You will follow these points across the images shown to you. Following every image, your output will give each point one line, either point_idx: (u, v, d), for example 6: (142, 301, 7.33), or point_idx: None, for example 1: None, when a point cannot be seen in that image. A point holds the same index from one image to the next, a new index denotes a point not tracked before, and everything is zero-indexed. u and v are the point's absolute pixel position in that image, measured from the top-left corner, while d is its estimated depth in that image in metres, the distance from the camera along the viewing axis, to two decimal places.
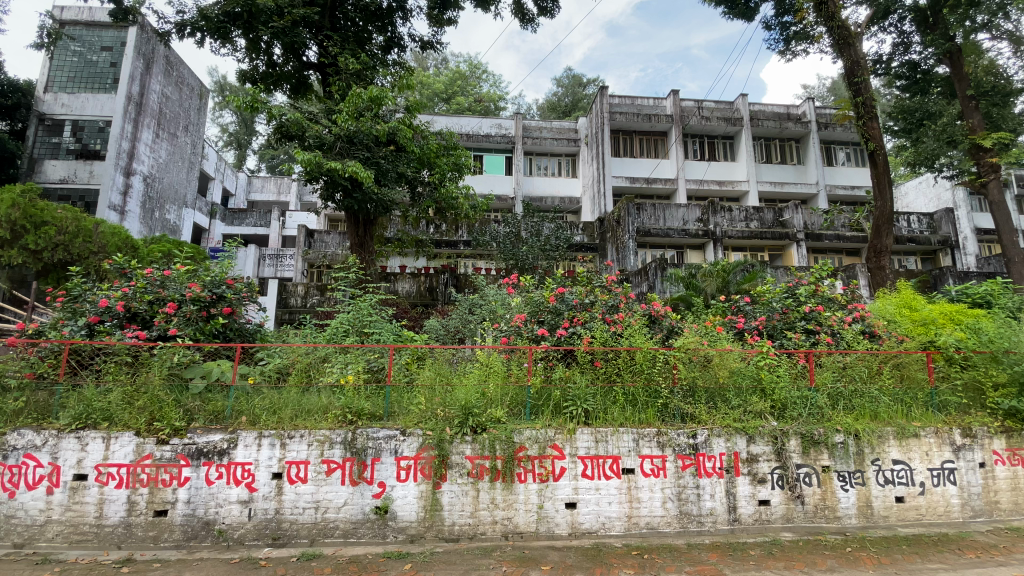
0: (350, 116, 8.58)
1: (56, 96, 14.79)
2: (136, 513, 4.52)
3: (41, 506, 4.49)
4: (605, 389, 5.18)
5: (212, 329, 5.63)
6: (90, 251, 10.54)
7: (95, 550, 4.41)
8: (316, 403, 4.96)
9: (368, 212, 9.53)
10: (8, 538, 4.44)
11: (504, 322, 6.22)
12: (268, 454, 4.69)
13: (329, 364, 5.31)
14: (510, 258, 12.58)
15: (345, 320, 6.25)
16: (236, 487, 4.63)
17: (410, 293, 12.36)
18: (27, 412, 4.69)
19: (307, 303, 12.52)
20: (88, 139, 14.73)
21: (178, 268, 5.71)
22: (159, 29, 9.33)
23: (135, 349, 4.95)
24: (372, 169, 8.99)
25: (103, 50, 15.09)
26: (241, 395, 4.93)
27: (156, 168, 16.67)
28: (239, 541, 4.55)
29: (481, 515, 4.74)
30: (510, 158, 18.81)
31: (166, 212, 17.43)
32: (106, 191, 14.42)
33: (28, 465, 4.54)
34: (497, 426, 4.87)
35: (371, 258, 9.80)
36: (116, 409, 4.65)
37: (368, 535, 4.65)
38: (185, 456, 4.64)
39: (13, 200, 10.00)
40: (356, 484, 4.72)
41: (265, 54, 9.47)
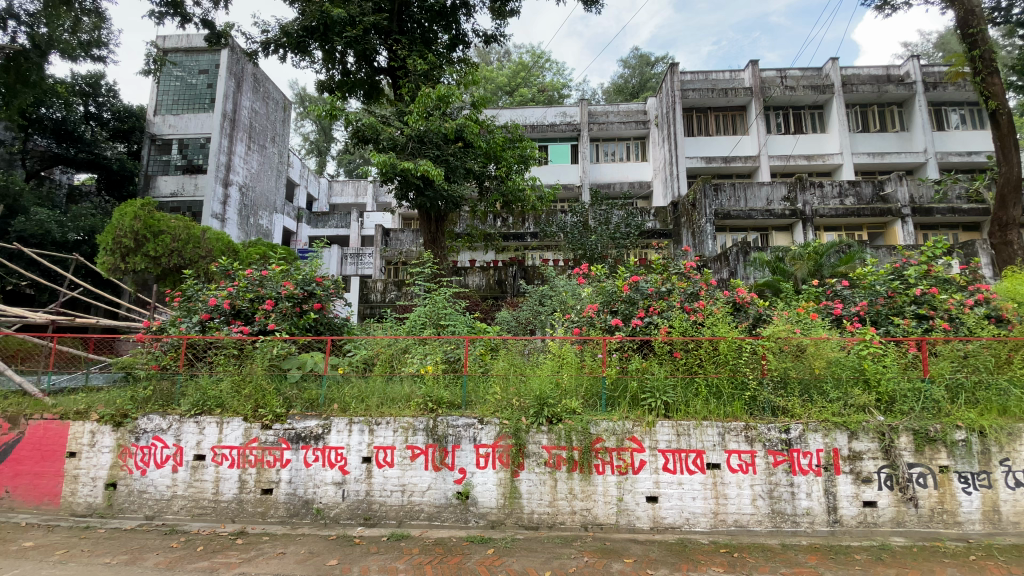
0: (420, 116, 8.84)
1: (165, 118, 16.53)
2: (246, 491, 4.99)
3: (168, 483, 5.07)
4: (686, 381, 4.94)
5: (305, 324, 6.15)
6: (200, 255, 11.80)
7: (214, 522, 4.93)
8: (399, 391, 5.22)
9: (439, 209, 9.80)
10: (141, 510, 5.06)
11: (577, 312, 6.17)
12: (358, 439, 4.99)
13: (410, 355, 5.55)
14: (579, 247, 12.40)
15: (422, 313, 6.52)
16: (330, 469, 4.97)
17: (480, 286, 12.60)
18: (154, 399, 5.31)
19: (386, 299, 13.14)
20: (192, 155, 16.35)
21: (274, 269, 6.25)
22: (247, 50, 10.11)
23: (241, 342, 5.47)
24: (442, 166, 9.20)
25: (200, 73, 16.67)
26: (333, 384, 5.28)
27: (249, 178, 18.22)
28: (335, 519, 4.89)
29: (560, 504, 4.75)
30: (576, 146, 18.54)
31: (259, 218, 19.04)
32: (209, 201, 16.00)
33: (156, 446, 5.13)
34: (573, 417, 4.84)
35: (444, 253, 10.09)
36: (226, 396, 5.15)
37: (451, 519, 4.82)
38: (286, 440, 5.04)
39: (135, 213, 11.35)
40: (438, 470, 4.90)
41: (340, 63, 9.98)
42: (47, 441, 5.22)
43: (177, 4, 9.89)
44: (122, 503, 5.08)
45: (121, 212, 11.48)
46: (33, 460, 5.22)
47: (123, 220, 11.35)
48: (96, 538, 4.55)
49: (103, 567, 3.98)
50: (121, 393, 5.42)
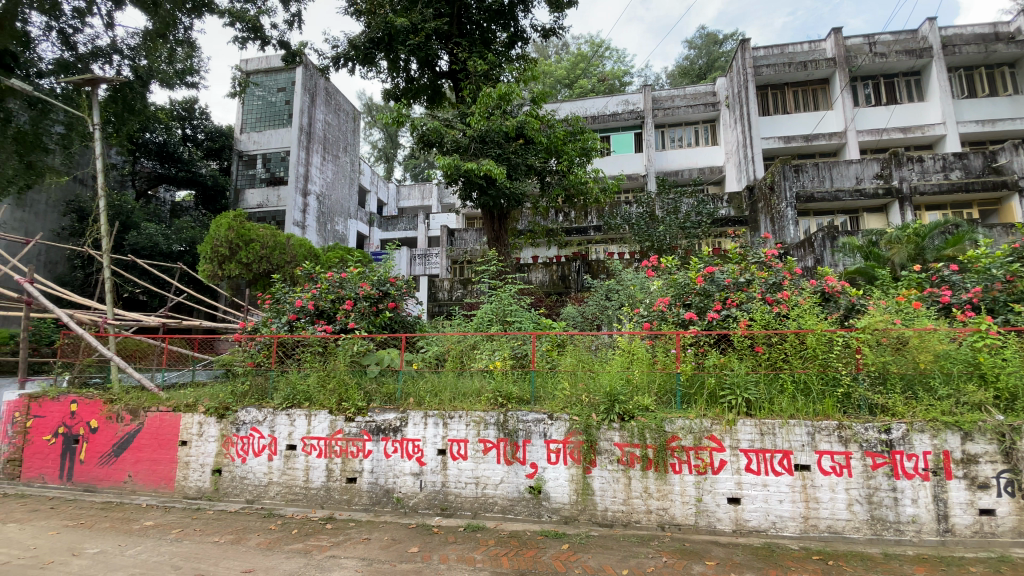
0: (482, 116, 8.95)
1: (250, 135, 18.08)
2: (333, 479, 5.34)
3: (265, 470, 5.53)
4: (769, 377, 4.67)
5: (382, 322, 6.52)
6: (286, 260, 12.88)
7: (305, 507, 5.32)
8: (470, 386, 5.36)
9: (502, 207, 9.89)
10: (243, 494, 5.55)
11: (646, 306, 6.01)
12: (434, 432, 5.17)
13: (478, 351, 5.72)
14: (646, 239, 12.05)
15: (489, 310, 6.64)
16: (409, 461, 5.20)
17: (544, 282, 12.59)
18: (251, 393, 5.80)
19: (453, 297, 13.52)
20: (274, 168, 17.72)
21: (352, 270, 6.66)
22: (320, 66, 10.75)
23: (324, 340, 5.89)
24: (505, 165, 9.22)
25: (279, 91, 17.97)
26: (408, 379, 5.53)
27: (325, 186, 19.40)
28: (414, 508, 5.11)
29: (634, 503, 4.65)
30: (639, 135, 18.01)
31: (335, 224, 20.24)
32: (291, 210, 17.24)
33: (253, 437, 5.59)
34: (646, 415, 4.72)
35: (508, 250, 10.19)
36: (313, 390, 5.54)
37: (524, 513, 4.87)
38: (368, 432, 5.33)
39: (229, 223, 12.44)
40: (510, 464, 4.96)
41: (404, 71, 10.36)
42: (163, 430, 5.85)
43: (257, 29, 10.71)
44: (226, 488, 5.59)
45: (217, 224, 12.62)
46: (151, 447, 5.87)
47: (219, 230, 12.49)
48: (207, 519, 5.05)
49: (213, 544, 4.38)
50: (223, 388, 5.97)
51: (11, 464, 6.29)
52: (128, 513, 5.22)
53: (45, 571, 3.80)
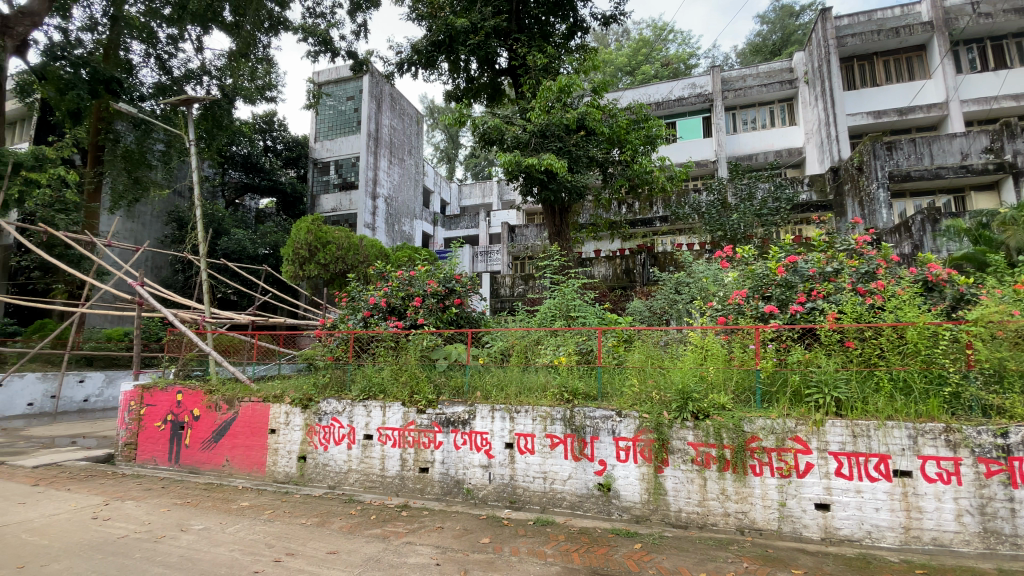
0: (542, 111, 8.86)
1: (324, 144, 19.27)
2: (407, 468, 5.56)
3: (344, 458, 5.86)
4: (862, 375, 4.29)
5: (449, 318, 6.73)
6: (359, 260, 13.55)
7: (382, 494, 5.58)
8: (536, 381, 5.36)
9: (563, 201, 9.80)
10: (325, 480, 5.91)
11: (719, 299, 5.73)
12: (501, 425, 5.23)
13: (543, 346, 5.77)
14: (717, 228, 11.46)
15: (552, 305, 6.62)
16: (477, 453, 5.30)
17: (607, 277, 12.40)
18: (331, 385, 6.15)
19: (514, 292, 13.61)
20: (345, 173, 18.71)
21: (420, 269, 6.92)
22: (385, 72, 11.16)
23: (396, 335, 6.16)
24: (566, 158, 9.09)
25: (348, 100, 18.93)
26: (475, 373, 5.66)
27: (392, 189, 20.20)
28: (483, 499, 5.21)
29: (710, 504, 4.45)
30: (708, 119, 17.16)
31: (403, 225, 21.04)
32: (362, 213, 18.14)
33: (334, 426, 5.93)
34: (722, 414, 4.49)
35: (570, 244, 10.09)
36: (388, 383, 5.80)
37: (594, 510, 4.81)
38: (438, 424, 5.48)
39: (309, 227, 13.32)
40: (578, 460, 4.91)
41: (464, 71, 10.52)
42: (255, 419, 6.35)
43: (327, 42, 11.31)
44: (311, 473, 5.98)
45: (297, 228, 13.52)
46: (245, 435, 6.39)
47: (299, 234, 13.40)
48: (295, 502, 5.43)
49: (301, 525, 4.70)
50: (306, 380, 6.40)
51: (130, 447, 7.10)
52: (227, 494, 5.72)
53: (160, 543, 4.24)
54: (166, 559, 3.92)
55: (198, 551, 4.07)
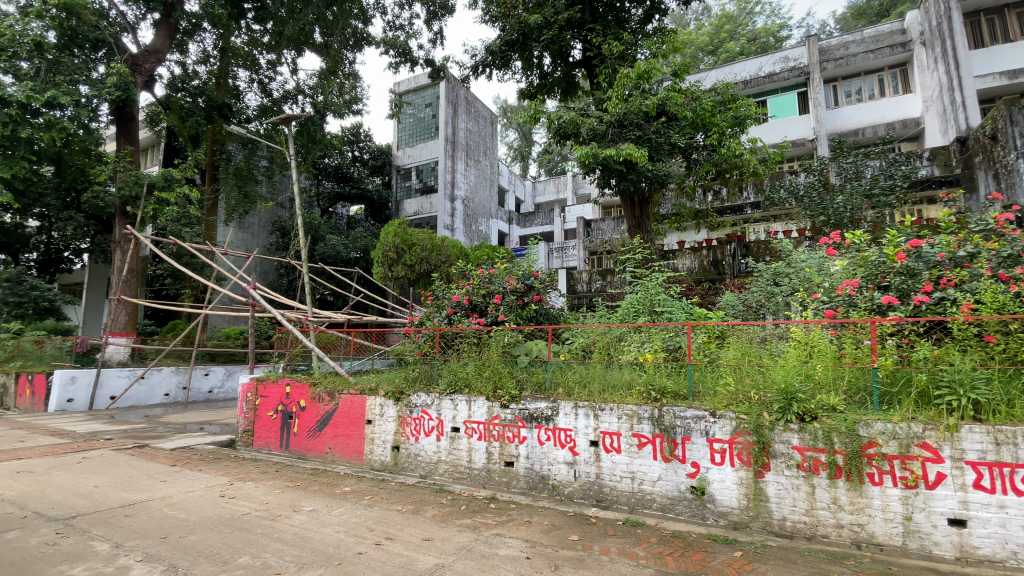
0: (620, 99, 8.58)
1: (405, 151, 20.31)
2: (493, 461, 5.67)
3: (434, 449, 6.10)
4: (1008, 374, 3.72)
5: (528, 314, 6.85)
6: (442, 261, 14.07)
7: (471, 486, 5.73)
8: (620, 378, 5.24)
9: (643, 191, 9.48)
10: (417, 470, 6.19)
11: (824, 291, 5.25)
12: (585, 422, 5.15)
13: (626, 343, 5.66)
14: (819, 213, 10.50)
15: (635, 300, 6.41)
16: (562, 450, 5.27)
17: (693, 269, 11.87)
18: (419, 379, 6.44)
19: (592, 288, 13.44)
20: (426, 178, 19.55)
21: (500, 266, 7.10)
22: (461, 76, 11.45)
23: (478, 332, 6.33)
24: (646, 147, 8.74)
25: (427, 107, 19.77)
26: (557, 369, 5.64)
27: (470, 190, 20.74)
28: (570, 497, 5.17)
29: (820, 514, 4.08)
30: (803, 95, 15.76)
31: (480, 225, 21.54)
32: (441, 215, 18.85)
33: (423, 418, 6.20)
34: (832, 416, 4.09)
35: (651, 236, 9.79)
36: (471, 378, 5.94)
37: (687, 513, 4.60)
38: (522, 419, 5.52)
39: (395, 231, 14.05)
40: (668, 461, 4.72)
41: (537, 67, 10.53)
42: (353, 410, 6.82)
43: (407, 52, 11.83)
44: (404, 462, 6.30)
45: (386, 231, 14.33)
46: (345, 424, 6.87)
47: (387, 237, 14.19)
48: (391, 489, 5.75)
49: (397, 512, 4.96)
50: (397, 375, 6.74)
51: (248, 433, 7.92)
52: (331, 479, 6.20)
53: (277, 522, 4.68)
54: (282, 536, 4.30)
55: (309, 530, 4.44)
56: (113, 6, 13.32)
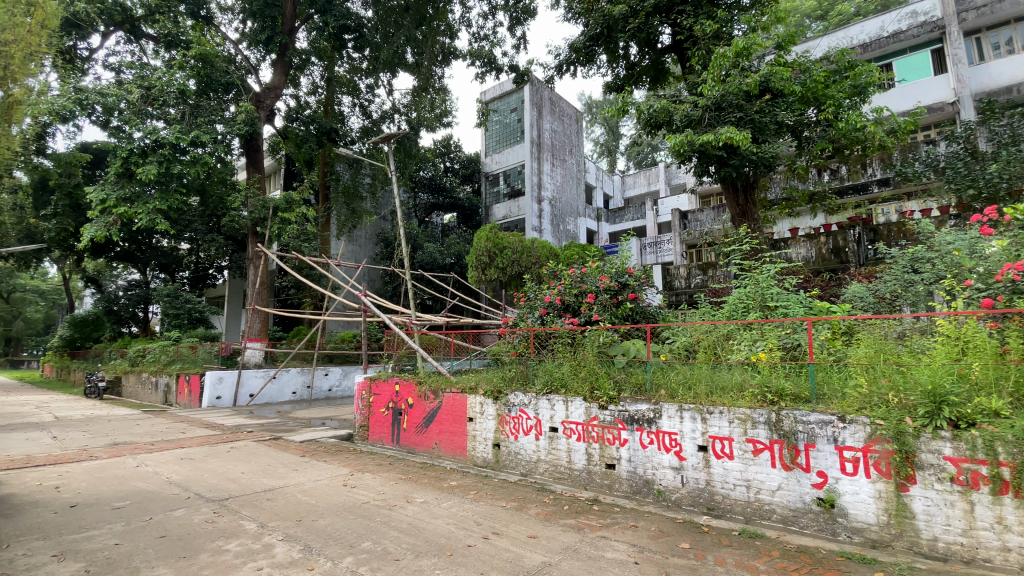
0: (716, 80, 8.03)
1: (493, 157, 20.87)
2: (593, 463, 5.59)
3: (533, 448, 6.17)
4: None
5: (623, 313, 6.68)
6: (532, 262, 14.23)
7: (572, 486, 5.71)
8: (730, 380, 4.90)
9: (747, 176, 8.85)
10: (518, 468, 6.30)
11: (978, 278, 4.57)
12: (691, 426, 4.88)
13: (735, 341, 5.30)
14: (966, 185, 9.04)
15: (743, 295, 5.98)
16: (667, 454, 5.05)
17: (810, 259, 10.84)
18: (515, 378, 6.56)
19: (691, 284, 12.85)
20: (513, 182, 19.94)
21: (591, 265, 7.02)
22: (545, 77, 11.50)
23: (572, 332, 6.31)
24: (749, 129, 8.10)
25: (513, 111, 20.20)
26: (658, 369, 5.44)
27: (557, 190, 20.73)
28: (677, 503, 4.95)
29: (981, 536, 3.49)
30: (938, 52, 13.66)
31: (568, 224, 21.43)
32: (529, 217, 19.10)
33: (521, 417, 6.29)
34: (995, 422, 3.50)
35: (757, 224, 9.16)
36: (568, 378, 5.92)
37: (813, 527, 4.19)
38: (622, 421, 5.38)
39: (486, 236, 14.46)
40: (789, 470, 4.33)
41: (623, 58, 10.28)
42: (456, 408, 7.12)
43: (492, 61, 12.15)
44: (505, 460, 6.45)
45: (478, 236, 14.82)
46: (449, 421, 7.20)
47: (479, 242, 14.68)
48: (494, 485, 5.92)
49: (502, 508, 5.10)
50: (495, 375, 6.92)
51: (363, 428, 8.61)
52: (438, 473, 6.52)
53: (393, 511, 5.04)
54: (399, 524, 4.62)
55: (422, 521, 4.71)
56: (239, 52, 15.29)
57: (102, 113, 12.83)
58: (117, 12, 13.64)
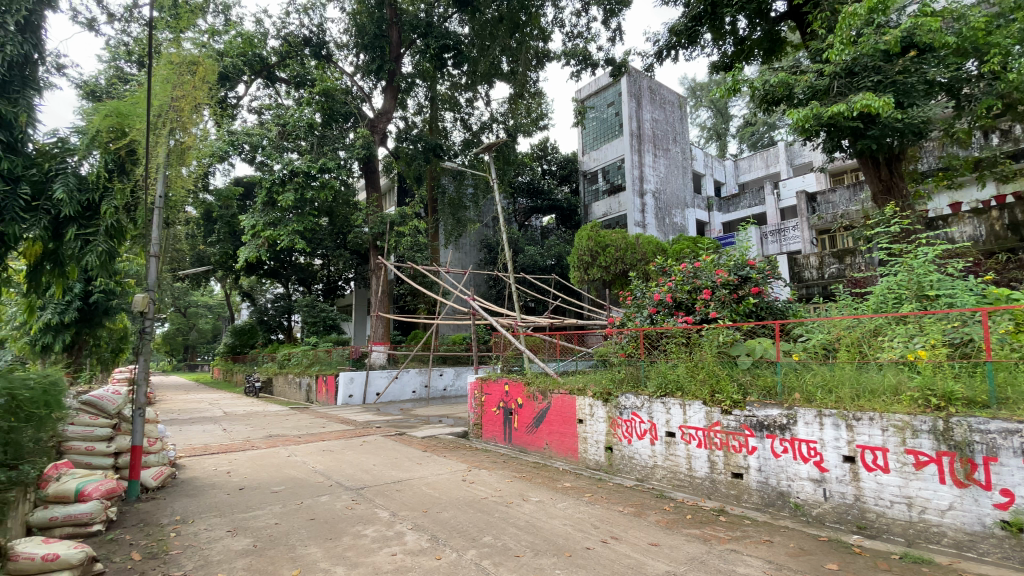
0: (845, 43, 6.97)
1: (591, 155, 20.64)
2: (717, 471, 5.22)
3: (649, 453, 5.93)
4: None
5: (745, 309, 6.12)
6: (638, 259, 13.78)
7: (694, 495, 5.39)
8: (881, 382, 4.29)
9: (890, 146, 7.74)
10: (633, 473, 6.10)
11: None
12: (834, 434, 4.35)
13: (885, 338, 4.63)
14: None
15: (892, 284, 5.21)
16: (805, 464, 4.55)
17: (978, 238, 9.22)
18: (626, 381, 6.34)
19: (824, 275, 11.73)
20: (613, 177, 19.53)
21: (705, 260, 6.61)
22: (644, 66, 11.08)
23: (687, 331, 5.93)
24: (890, 93, 7.07)
25: (610, 106, 19.77)
26: (790, 371, 4.93)
27: (661, 182, 19.83)
28: (820, 519, 4.44)
29: None
30: None
31: (675, 216, 20.38)
32: (631, 213, 18.56)
33: (634, 421, 6.09)
34: None
35: (905, 201, 7.99)
36: (684, 381, 5.59)
37: (997, 556, 3.51)
38: (749, 427, 4.96)
39: (589, 234, 14.33)
40: (963, 486, 3.67)
41: (731, 34, 9.56)
42: (565, 409, 7.11)
43: (587, 58, 12.02)
44: (619, 464, 6.29)
45: (579, 236, 14.74)
46: (559, 422, 7.21)
47: (581, 241, 14.58)
48: (609, 489, 5.81)
49: (619, 513, 4.98)
50: (604, 375, 6.79)
51: (477, 427, 8.96)
52: (552, 473, 6.58)
53: (510, 508, 5.17)
54: (517, 522, 4.73)
55: (539, 520, 4.77)
56: (354, 83, 16.88)
57: (248, 151, 14.91)
58: (256, 62, 15.70)
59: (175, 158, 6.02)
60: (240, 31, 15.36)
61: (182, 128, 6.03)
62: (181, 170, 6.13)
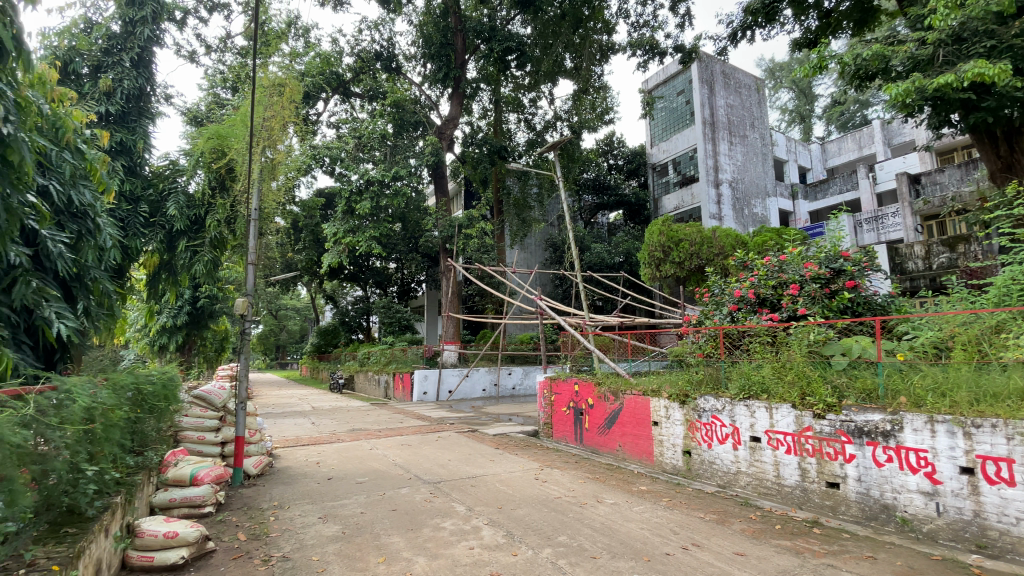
0: (951, 6, 6.22)
1: (660, 147, 19.96)
2: (809, 480, 4.86)
3: (732, 458, 5.63)
4: None
5: (840, 305, 5.64)
6: (715, 253, 13.08)
7: (783, 504, 5.06)
8: (1005, 384, 3.78)
9: (1011, 118, 6.80)
10: (714, 478, 5.83)
11: None
12: (949, 443, 3.89)
13: (1010, 335, 4.07)
14: None
15: (1018, 273, 4.57)
16: (913, 475, 4.11)
17: None
18: (705, 382, 6.04)
19: (931, 266, 10.75)
20: (684, 169, 18.73)
21: (792, 252, 6.15)
22: (717, 50, 10.51)
23: (773, 329, 5.55)
24: (1010, 58, 6.20)
25: (679, 94, 18.96)
26: (894, 373, 4.47)
27: (737, 171, 18.74)
28: (931, 536, 4.00)
29: None
30: None
31: (754, 207, 19.14)
32: (705, 205, 17.72)
33: (714, 424, 5.81)
34: None
35: None
36: (771, 382, 5.25)
37: None
38: (846, 433, 4.57)
39: (660, 229, 13.88)
40: None
41: (814, 8, 8.84)
42: (639, 411, 6.93)
43: (654, 47, 11.63)
44: (698, 469, 6.03)
45: (650, 231, 14.32)
46: (632, 424, 7.04)
47: (652, 237, 14.15)
48: (688, 494, 5.60)
49: (700, 519, 4.78)
50: (679, 376, 6.52)
51: (548, 426, 8.96)
52: (626, 476, 6.44)
53: (585, 509, 5.13)
54: (592, 523, 4.69)
55: (615, 522, 4.70)
56: (422, 92, 17.51)
57: (329, 163, 15.95)
58: (333, 79, 16.74)
59: (266, 173, 6.44)
60: (319, 52, 16.45)
61: (272, 146, 6.43)
62: (271, 184, 6.59)
